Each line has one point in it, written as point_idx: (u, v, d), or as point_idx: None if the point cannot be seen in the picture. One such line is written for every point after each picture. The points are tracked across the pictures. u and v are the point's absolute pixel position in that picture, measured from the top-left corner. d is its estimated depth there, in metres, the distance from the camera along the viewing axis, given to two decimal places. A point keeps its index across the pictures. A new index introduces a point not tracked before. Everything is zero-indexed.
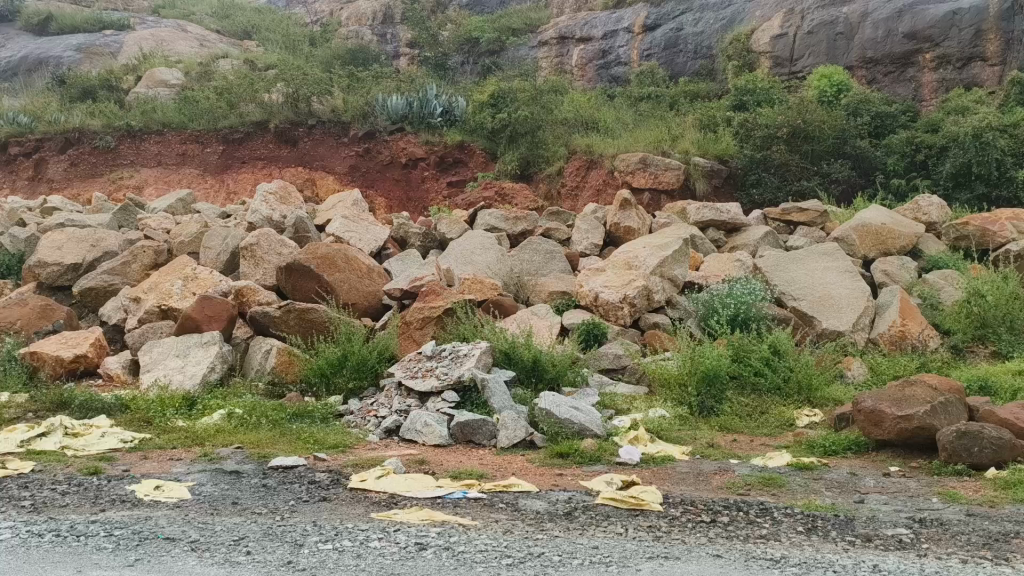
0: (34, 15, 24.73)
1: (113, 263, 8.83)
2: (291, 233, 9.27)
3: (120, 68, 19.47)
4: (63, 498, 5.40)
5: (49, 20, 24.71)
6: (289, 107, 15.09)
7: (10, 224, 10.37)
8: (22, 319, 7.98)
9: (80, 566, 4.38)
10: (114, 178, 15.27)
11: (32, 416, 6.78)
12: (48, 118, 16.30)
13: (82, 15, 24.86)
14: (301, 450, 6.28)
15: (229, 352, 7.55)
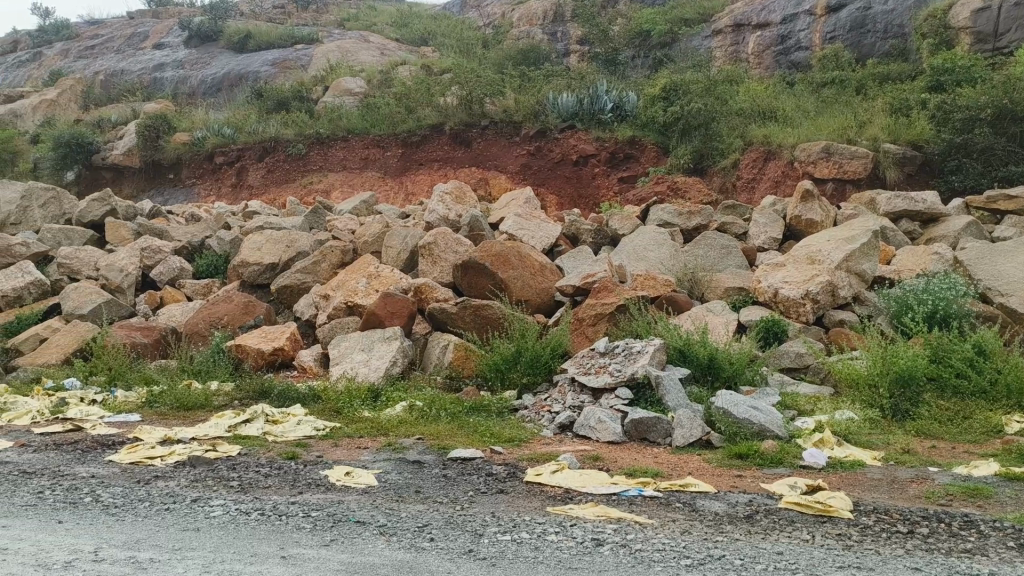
0: (235, 35, 26.92)
1: (306, 262, 9.44)
2: (466, 232, 9.56)
3: (310, 79, 20.74)
4: (266, 480, 5.85)
5: (247, 38, 26.75)
6: (463, 109, 15.55)
7: (219, 227, 11.32)
8: (228, 315, 8.67)
9: (282, 544, 4.73)
10: (306, 183, 16.33)
11: (238, 403, 7.38)
12: (248, 130, 17.67)
13: (276, 32, 26.73)
14: (478, 443, 6.45)
15: (410, 347, 7.91)
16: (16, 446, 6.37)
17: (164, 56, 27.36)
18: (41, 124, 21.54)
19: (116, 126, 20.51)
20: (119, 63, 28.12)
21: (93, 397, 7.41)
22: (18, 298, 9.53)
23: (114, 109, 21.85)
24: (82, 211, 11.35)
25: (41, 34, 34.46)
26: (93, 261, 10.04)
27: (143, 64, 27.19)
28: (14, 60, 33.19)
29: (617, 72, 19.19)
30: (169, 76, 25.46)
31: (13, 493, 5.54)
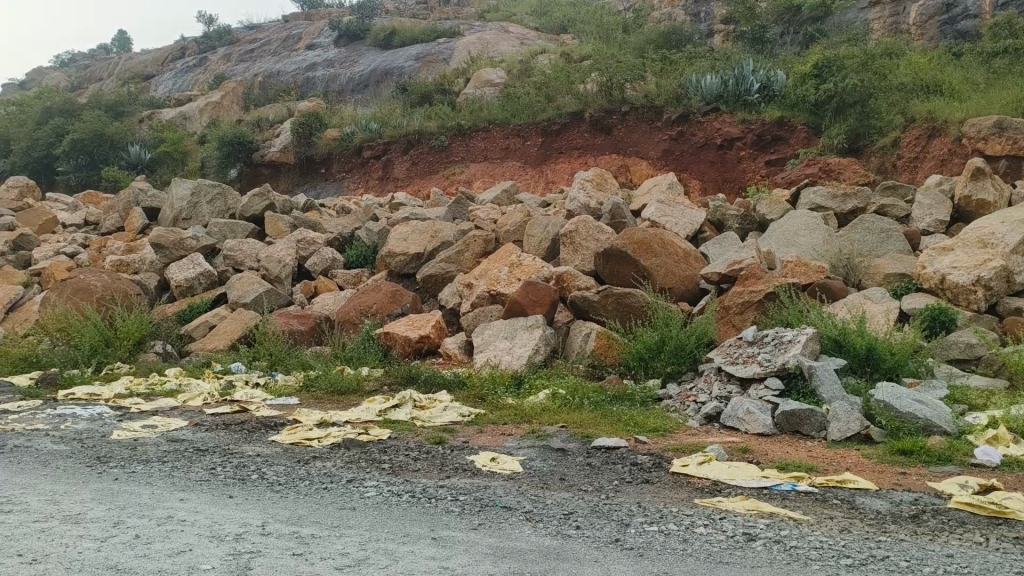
0: (381, 32, 27.84)
1: (450, 251, 9.65)
2: (608, 219, 9.49)
3: (452, 72, 21.17)
4: (415, 463, 6.04)
5: (393, 35, 27.64)
6: (604, 95, 15.56)
7: (368, 219, 11.75)
8: (377, 303, 9.00)
9: (433, 525, 4.87)
10: (448, 174, 16.69)
11: (387, 388, 7.65)
12: (393, 124, 18.24)
13: (420, 27, 27.45)
14: (623, 432, 6.41)
15: (552, 335, 7.96)
16: (190, 426, 6.85)
17: (316, 55, 28.65)
18: (206, 125, 23.00)
19: (273, 124, 21.61)
20: (276, 65, 29.64)
21: (256, 380, 7.87)
22: (190, 287, 10.24)
23: (271, 108, 23.01)
24: (244, 206, 12.03)
25: (206, 40, 36.75)
26: (255, 253, 10.63)
27: (297, 64, 28.54)
28: (183, 65, 35.56)
29: (764, 51, 18.51)
30: (321, 75, 26.65)
31: (189, 468, 5.98)
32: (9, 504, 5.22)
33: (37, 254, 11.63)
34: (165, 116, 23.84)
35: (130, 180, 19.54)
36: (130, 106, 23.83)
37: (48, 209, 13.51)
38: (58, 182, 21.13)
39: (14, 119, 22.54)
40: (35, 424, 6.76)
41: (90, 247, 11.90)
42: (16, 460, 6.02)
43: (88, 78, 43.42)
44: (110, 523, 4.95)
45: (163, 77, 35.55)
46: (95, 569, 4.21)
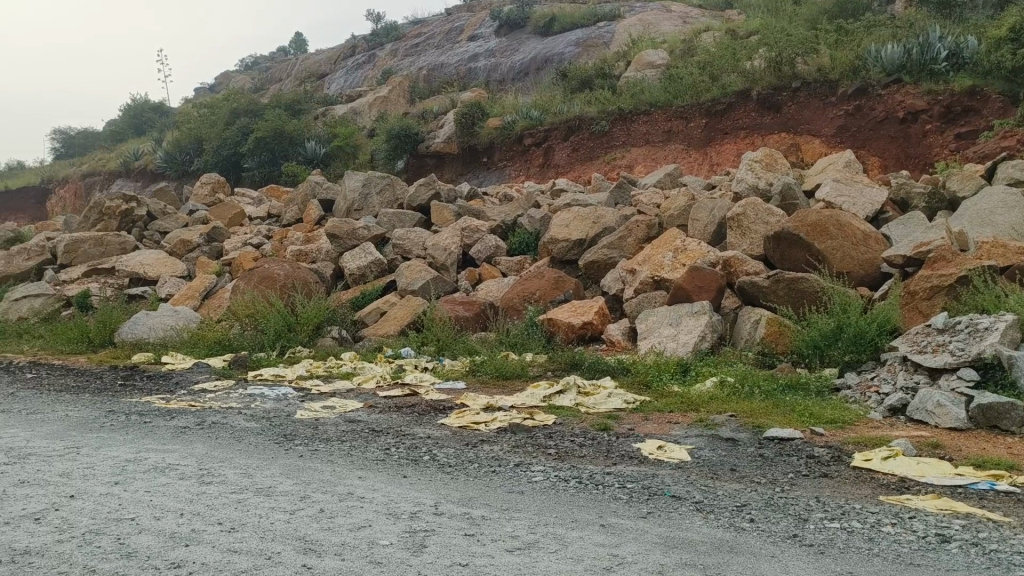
0: (541, 19, 27.99)
1: (612, 237, 9.60)
2: (778, 201, 9.12)
3: (612, 56, 21.04)
4: (581, 449, 6.05)
5: (553, 21, 27.73)
6: (772, 73, 14.97)
7: (531, 206, 11.88)
8: (540, 290, 9.10)
9: (601, 512, 4.86)
10: (609, 159, 16.61)
11: (551, 374, 7.72)
12: (554, 111, 18.33)
13: (579, 12, 27.39)
14: (796, 423, 6.14)
15: (718, 321, 7.75)
16: (366, 407, 7.18)
17: (478, 46, 29.24)
18: (375, 119, 23.98)
19: (437, 115, 22.23)
20: (440, 57, 30.46)
21: (425, 364, 8.15)
22: (362, 275, 10.72)
23: (435, 100, 23.70)
24: (411, 196, 12.47)
25: (375, 38, 38.29)
26: (422, 241, 10.98)
27: (459, 56, 29.21)
28: (354, 62, 37.18)
29: (955, 15, 17.13)
30: (483, 65, 27.17)
31: (366, 447, 6.27)
32: (209, 475, 5.66)
33: (228, 245, 12.55)
34: (337, 111, 25.03)
35: (306, 174, 20.67)
36: (306, 104, 25.22)
37: (236, 203, 14.54)
38: (244, 178, 22.67)
39: (205, 120, 24.36)
40: (230, 403, 7.31)
41: (273, 238, 12.71)
42: (214, 435, 6.52)
43: (269, 79, 46.26)
44: (297, 497, 5.27)
45: (335, 75, 37.32)
46: (286, 539, 4.49)
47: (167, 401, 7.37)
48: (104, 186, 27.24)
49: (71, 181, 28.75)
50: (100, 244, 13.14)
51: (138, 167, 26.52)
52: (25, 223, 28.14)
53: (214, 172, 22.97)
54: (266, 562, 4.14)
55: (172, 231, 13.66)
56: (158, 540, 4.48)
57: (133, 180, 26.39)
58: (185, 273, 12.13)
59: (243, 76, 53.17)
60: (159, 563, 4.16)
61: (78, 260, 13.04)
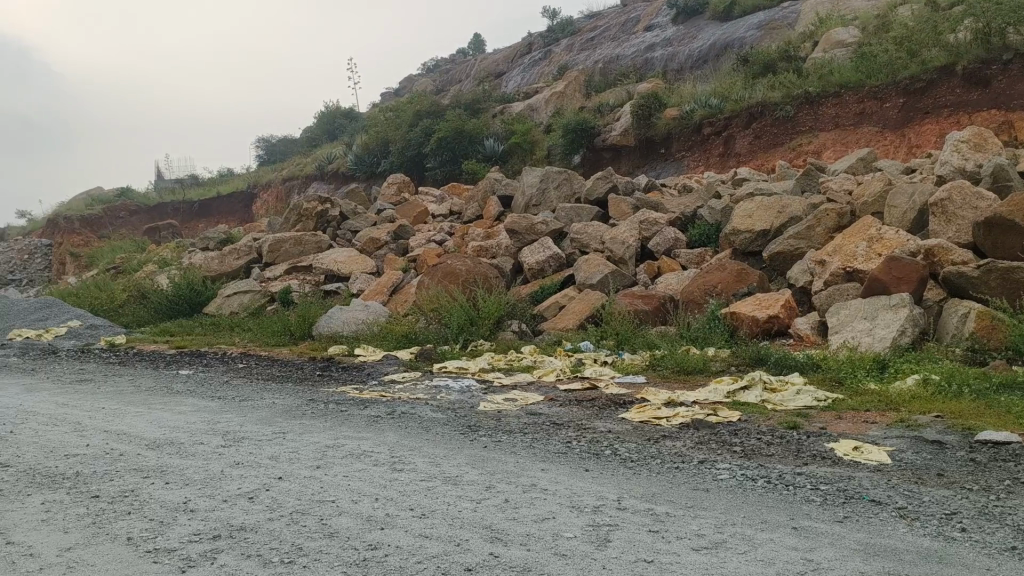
0: (721, 3, 27.20)
1: (799, 227, 9.21)
2: (988, 182, 8.40)
3: (798, 37, 20.23)
4: (768, 448, 5.82)
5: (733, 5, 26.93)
6: (980, 45, 13.95)
7: (712, 197, 11.63)
8: (722, 283, 8.89)
9: (793, 514, 4.65)
10: (795, 145, 16.14)
11: (735, 369, 7.51)
12: (734, 98, 17.85)
13: None
14: (1014, 425, 5.63)
15: (920, 315, 7.24)
16: (547, 400, 7.28)
17: (655, 36, 28.92)
18: (550, 115, 24.24)
19: (611, 107, 22.20)
20: (615, 49, 30.33)
21: (605, 358, 8.14)
22: (541, 270, 10.86)
23: (610, 93, 23.64)
24: (590, 189, 12.52)
25: (550, 34, 38.71)
26: (599, 234, 10.99)
27: (635, 47, 28.96)
28: (530, 60, 37.73)
29: None
30: (660, 55, 26.87)
31: (548, 440, 6.34)
32: (401, 463, 5.93)
33: (414, 242, 13.10)
34: (514, 108, 25.49)
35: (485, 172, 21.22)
36: (483, 103, 25.88)
37: (421, 202, 15.16)
38: (427, 177, 23.55)
39: (390, 123, 25.54)
40: (418, 394, 7.63)
41: (455, 235, 13.16)
42: (405, 425, 6.83)
43: (449, 81, 47.75)
44: (483, 486, 5.42)
45: (512, 73, 37.95)
46: (473, 527, 4.62)
47: (361, 391, 7.80)
48: (302, 189, 29.20)
49: (273, 185, 31.01)
50: (299, 244, 14.10)
51: (330, 170, 28.19)
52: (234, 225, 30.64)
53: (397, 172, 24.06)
54: (455, 549, 4.28)
55: (363, 230, 14.44)
56: (356, 522, 4.74)
57: (327, 182, 28.07)
58: (374, 270, 12.79)
59: (424, 79, 55.16)
60: (358, 544, 4.40)
61: (279, 259, 14.06)
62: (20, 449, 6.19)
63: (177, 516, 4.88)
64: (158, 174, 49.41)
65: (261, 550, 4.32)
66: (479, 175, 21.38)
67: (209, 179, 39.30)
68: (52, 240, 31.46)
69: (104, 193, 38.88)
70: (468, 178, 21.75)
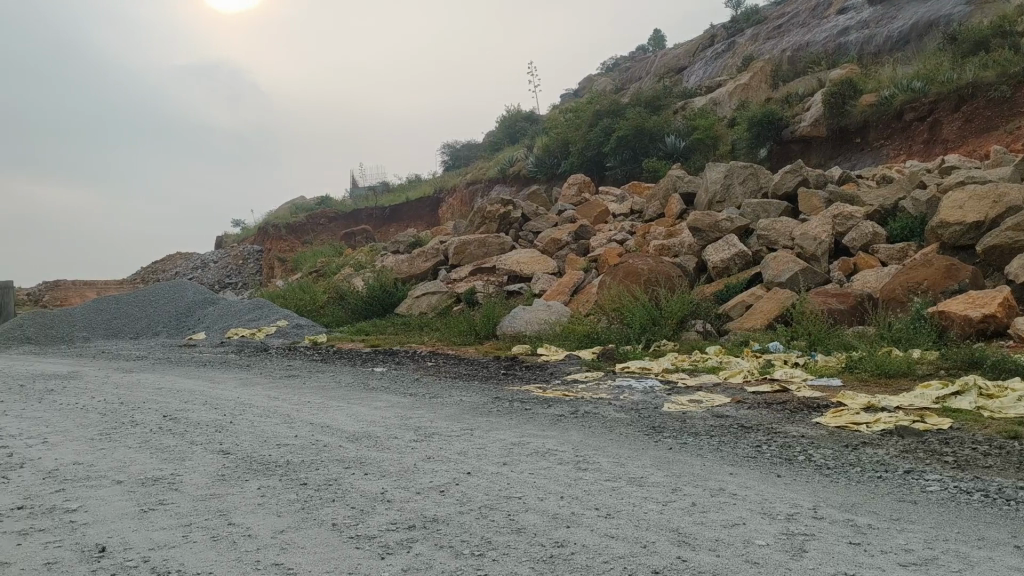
0: None
1: (1019, 217, 8.43)
2: None
3: (1015, 11, 18.51)
4: (986, 459, 5.34)
5: None
6: None
7: (915, 187, 10.88)
8: (928, 280, 8.32)
9: (1015, 531, 4.24)
10: (1014, 129, 14.86)
11: (944, 373, 6.97)
12: (941, 80, 16.61)
13: None
14: None
15: None
16: (734, 403, 7.06)
17: (849, 18, 27.44)
18: (735, 108, 23.56)
19: (801, 96, 21.28)
20: (805, 36, 29.04)
21: (796, 359, 7.80)
22: (726, 268, 10.56)
23: (799, 82, 22.59)
24: (778, 183, 12.05)
25: (735, 24, 37.69)
26: (789, 230, 10.56)
27: (827, 32, 27.56)
28: (713, 52, 36.78)
29: None
30: (855, 39, 25.50)
31: (736, 443, 6.14)
32: (585, 463, 5.95)
33: (594, 242, 13.13)
34: (696, 103, 24.96)
35: (667, 169, 20.94)
36: (664, 99, 25.49)
37: (601, 202, 15.18)
38: (607, 176, 23.53)
39: (570, 124, 25.74)
40: (600, 393, 7.64)
41: (636, 233, 13.06)
42: (589, 423, 6.86)
43: (630, 78, 47.52)
44: (669, 489, 5.33)
45: (694, 66, 37.12)
46: (660, 530, 4.55)
47: (544, 390, 7.90)
48: (484, 191, 29.74)
49: (457, 189, 31.85)
50: (483, 245, 14.53)
51: (512, 173, 28.83)
52: (422, 229, 32.10)
53: (578, 172, 24.26)
54: (642, 550, 4.23)
55: (544, 231, 14.65)
56: (543, 519, 4.80)
57: (509, 184, 28.66)
58: (554, 271, 12.95)
59: (608, 77, 55.24)
60: (545, 540, 4.45)
61: (464, 260, 14.54)
62: (239, 437, 6.78)
63: (376, 505, 5.15)
64: (353, 183, 52.73)
65: (453, 541, 4.47)
66: (660, 172, 21.11)
67: (398, 185, 41.45)
68: (264, 248, 34.45)
69: (306, 202, 42.01)
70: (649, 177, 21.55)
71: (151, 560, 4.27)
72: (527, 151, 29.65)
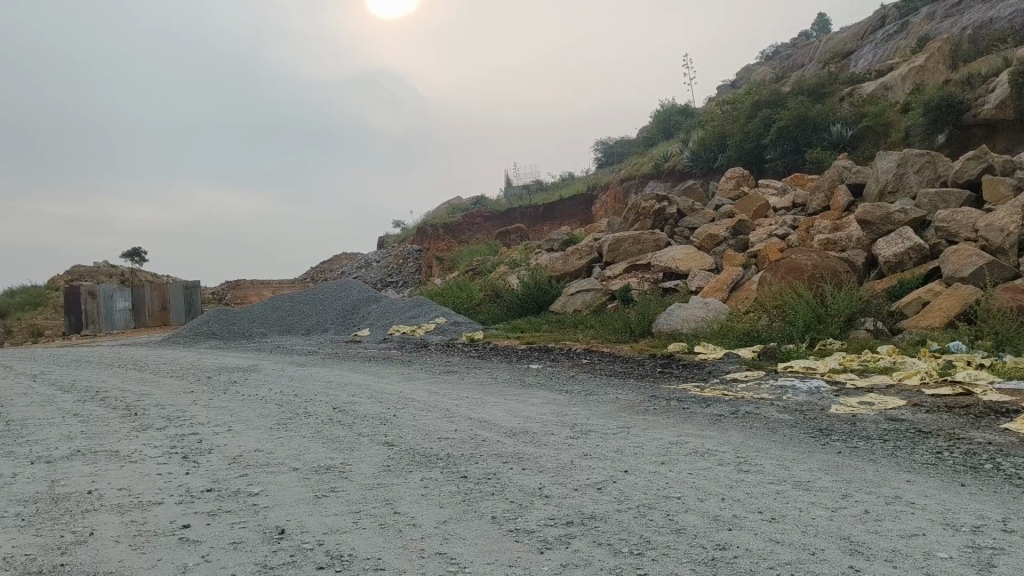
0: None
1: None
2: None
3: None
4: None
5: None
6: None
7: None
8: None
9: None
10: None
11: None
12: None
13: None
14: None
15: None
16: (910, 406, 6.64)
17: None
18: (908, 93, 22.18)
19: (984, 77, 19.76)
20: (990, 11, 26.91)
21: (980, 361, 7.24)
22: (899, 262, 9.95)
23: (982, 62, 20.96)
24: (959, 171, 11.26)
25: (908, 4, 35.51)
26: (971, 221, 9.85)
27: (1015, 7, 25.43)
28: (885, 35, 34.59)
29: None
30: None
31: (913, 449, 5.77)
32: (747, 464, 5.77)
33: (754, 237, 12.74)
34: (864, 88, 23.70)
35: (831, 159, 20.00)
36: (829, 86, 24.32)
37: (761, 195, 14.70)
38: (766, 169, 22.70)
39: (727, 117, 25.07)
40: (762, 393, 7.39)
41: (798, 227, 12.56)
42: (751, 424, 6.65)
43: (791, 66, 45.78)
44: (839, 494, 5.08)
45: (863, 50, 35.24)
46: (830, 537, 4.34)
47: (702, 389, 7.74)
48: (637, 188, 29.37)
49: (608, 186, 31.65)
50: (637, 242, 14.42)
51: (665, 168, 28.42)
52: (574, 227, 32.29)
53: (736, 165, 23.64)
54: (811, 558, 4.06)
55: (700, 227, 14.36)
56: (704, 520, 4.69)
57: (662, 179, 28.15)
58: (710, 267, 12.66)
59: (767, 66, 53.42)
60: (706, 542, 4.35)
61: (617, 258, 14.48)
62: (402, 430, 7.04)
63: (534, 500, 5.20)
64: (506, 182, 53.53)
65: (612, 539, 4.45)
66: (824, 164, 20.18)
67: (551, 183, 41.83)
68: (423, 247, 35.76)
69: (462, 201, 43.19)
70: (812, 169, 20.61)
71: (325, 543, 4.50)
72: (681, 145, 29.18)
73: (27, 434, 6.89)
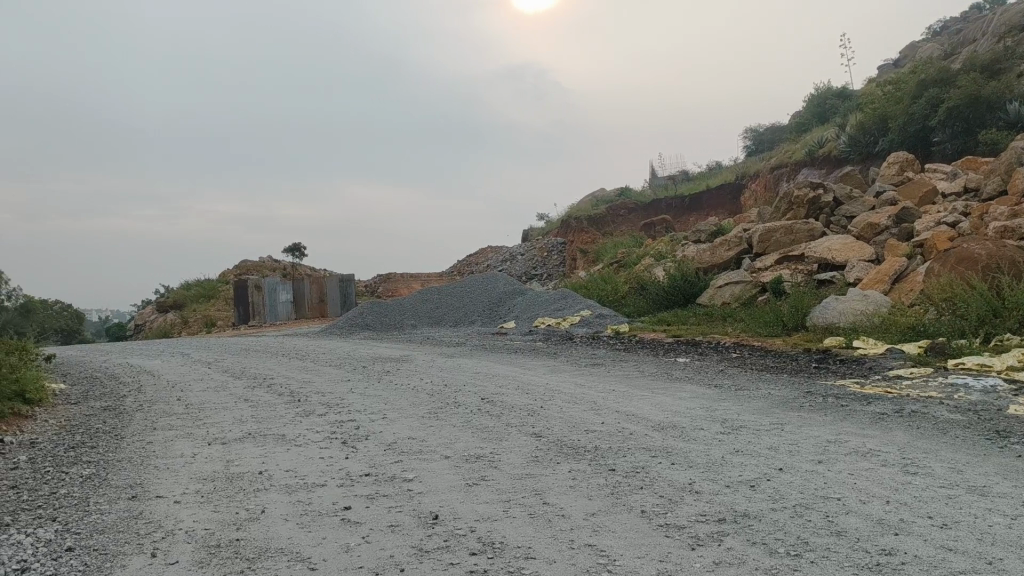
0: None
1: None
2: None
3: None
4: None
5: None
6: None
7: None
8: None
9: None
10: None
11: None
12: None
13: None
14: None
15: None
16: None
17: None
18: None
19: None
20: None
21: None
22: None
23: None
24: None
25: None
26: None
27: None
28: None
29: None
30: None
31: None
32: (914, 466, 5.43)
33: (920, 225, 12.01)
34: None
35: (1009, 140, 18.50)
36: (1005, 60, 22.44)
37: (927, 181, 13.84)
38: (934, 152, 21.26)
39: (888, 98, 23.68)
40: (930, 392, 6.95)
41: (971, 214, 11.73)
42: (918, 424, 6.27)
43: (961, 40, 42.55)
44: (1019, 502, 4.70)
45: None
46: (1009, 547, 4.02)
47: (863, 386, 7.38)
48: (790, 176, 28.28)
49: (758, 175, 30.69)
50: (790, 232, 13.91)
51: (820, 154, 27.20)
52: (722, 218, 31.55)
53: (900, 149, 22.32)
54: (988, 568, 3.78)
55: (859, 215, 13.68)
56: (866, 524, 4.46)
57: (816, 167, 26.94)
58: (871, 257, 12.04)
59: (933, 42, 49.89)
60: (870, 547, 4.13)
61: (769, 249, 14.03)
62: (549, 421, 7.09)
63: (684, 495, 5.11)
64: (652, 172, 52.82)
65: (767, 539, 4.30)
66: (1000, 145, 18.69)
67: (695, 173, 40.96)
68: (566, 240, 36.06)
69: (605, 194, 43.02)
70: (985, 152, 19.17)
71: (477, 530, 4.59)
72: (836, 130, 27.87)
73: (203, 416, 7.42)
